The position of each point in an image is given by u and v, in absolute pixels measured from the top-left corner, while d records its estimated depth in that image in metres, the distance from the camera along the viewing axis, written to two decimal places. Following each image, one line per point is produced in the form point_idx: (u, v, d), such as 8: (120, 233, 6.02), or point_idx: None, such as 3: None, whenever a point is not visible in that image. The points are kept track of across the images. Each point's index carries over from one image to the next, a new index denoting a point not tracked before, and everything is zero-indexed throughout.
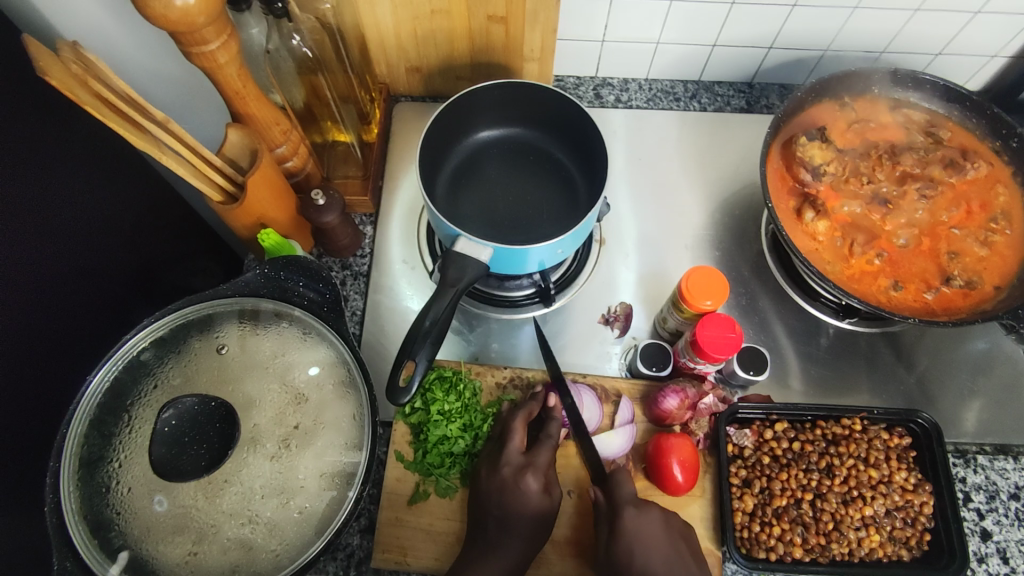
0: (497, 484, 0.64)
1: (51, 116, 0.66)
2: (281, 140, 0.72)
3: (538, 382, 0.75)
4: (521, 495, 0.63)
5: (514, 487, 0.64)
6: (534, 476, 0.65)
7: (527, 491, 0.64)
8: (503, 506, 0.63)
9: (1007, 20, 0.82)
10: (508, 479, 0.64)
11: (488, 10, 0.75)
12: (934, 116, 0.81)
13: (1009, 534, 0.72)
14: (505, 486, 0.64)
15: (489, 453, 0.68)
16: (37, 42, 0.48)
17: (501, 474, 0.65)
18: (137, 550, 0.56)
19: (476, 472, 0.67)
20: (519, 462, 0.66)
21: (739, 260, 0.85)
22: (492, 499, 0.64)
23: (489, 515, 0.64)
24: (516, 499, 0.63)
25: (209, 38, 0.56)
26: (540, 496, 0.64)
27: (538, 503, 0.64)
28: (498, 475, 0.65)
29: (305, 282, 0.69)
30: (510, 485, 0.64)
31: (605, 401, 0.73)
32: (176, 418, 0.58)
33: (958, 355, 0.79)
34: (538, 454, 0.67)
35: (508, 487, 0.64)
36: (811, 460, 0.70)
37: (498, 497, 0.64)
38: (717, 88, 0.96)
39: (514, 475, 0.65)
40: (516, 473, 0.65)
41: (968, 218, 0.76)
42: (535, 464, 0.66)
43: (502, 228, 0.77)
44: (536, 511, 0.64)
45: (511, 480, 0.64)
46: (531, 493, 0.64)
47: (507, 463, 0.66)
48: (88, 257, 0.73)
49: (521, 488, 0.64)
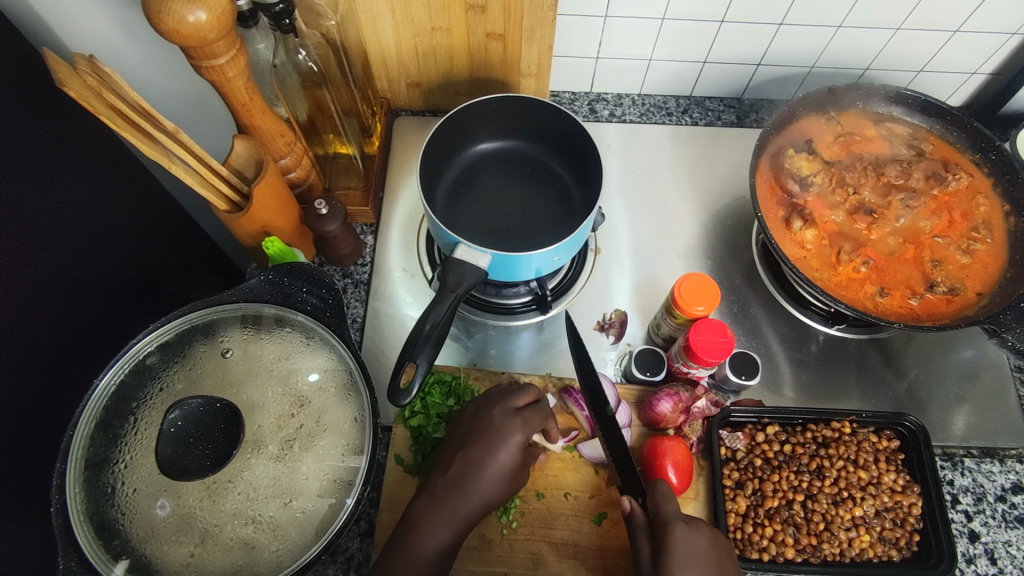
0: (481, 424, 0.67)
1: (60, 130, 0.69)
2: (285, 151, 0.74)
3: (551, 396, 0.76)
4: (499, 442, 0.65)
5: (497, 431, 0.66)
6: (517, 429, 0.66)
7: (507, 438, 0.65)
8: (478, 443, 0.65)
9: (985, 38, 0.86)
10: (495, 419, 0.67)
11: (487, 27, 0.78)
12: (916, 129, 0.84)
13: (996, 535, 0.73)
14: (492, 423, 0.66)
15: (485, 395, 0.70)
16: (56, 56, 0.50)
17: (490, 415, 0.67)
18: (140, 551, 0.56)
19: (461, 418, 0.69)
20: (510, 411, 0.68)
21: (731, 269, 0.87)
22: (468, 441, 0.66)
23: (459, 454, 0.65)
24: (493, 441, 0.65)
25: (219, 52, 0.59)
26: (514, 451, 0.65)
27: (512, 455, 0.65)
28: (488, 415, 0.67)
29: (308, 288, 0.71)
30: (495, 425, 0.66)
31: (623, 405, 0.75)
32: (182, 419, 0.60)
33: (944, 361, 0.81)
34: (531, 413, 0.68)
35: (493, 427, 0.66)
36: (801, 462, 0.72)
37: (478, 436, 0.66)
38: (708, 103, 0.99)
39: (502, 419, 0.67)
40: (504, 416, 0.67)
41: (950, 227, 0.79)
42: (524, 417, 0.67)
43: (501, 237, 0.79)
44: (507, 459, 0.65)
45: (500, 421, 0.66)
46: (511, 441, 0.65)
47: (499, 405, 0.68)
48: (92, 265, 0.74)
49: (503, 435, 0.65)
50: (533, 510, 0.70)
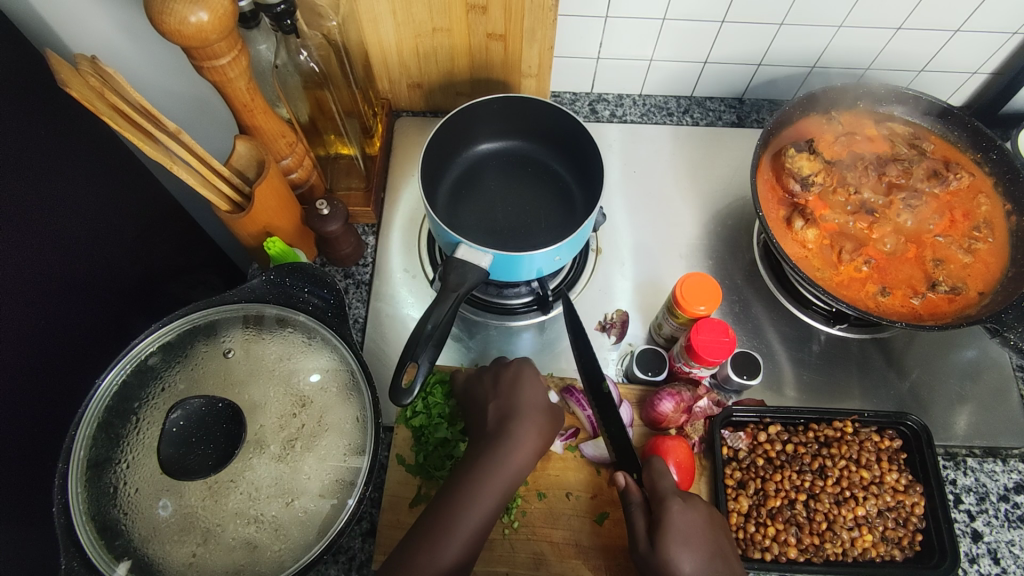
0: (490, 377, 0.70)
1: (62, 132, 0.69)
2: (287, 152, 0.74)
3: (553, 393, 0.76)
4: (516, 380, 0.69)
5: (510, 374, 0.70)
6: (525, 370, 0.70)
7: (521, 375, 0.70)
8: (498, 390, 0.68)
9: (986, 38, 0.86)
10: (500, 372, 0.70)
11: (488, 28, 0.79)
12: (917, 129, 0.84)
13: (999, 535, 0.73)
14: (499, 373, 0.70)
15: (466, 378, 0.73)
16: (59, 57, 0.50)
17: (491, 372, 0.71)
18: (142, 550, 0.56)
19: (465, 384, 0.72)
20: (504, 360, 0.73)
21: (733, 268, 0.87)
22: (490, 392, 0.69)
23: (491, 404, 0.67)
24: (512, 381, 0.69)
25: (221, 53, 0.59)
26: (536, 387, 0.69)
27: (537, 391, 0.69)
28: (487, 372, 0.71)
29: (310, 288, 0.71)
30: (502, 370, 0.70)
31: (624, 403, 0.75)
32: (185, 419, 0.60)
33: (946, 361, 0.81)
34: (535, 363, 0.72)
35: (500, 375, 0.70)
36: (803, 461, 0.72)
37: (495, 384, 0.69)
38: (709, 103, 1.00)
39: (502, 366, 0.71)
40: (504, 364, 0.71)
41: (952, 227, 0.79)
42: (527, 363, 0.72)
43: (502, 237, 0.79)
44: (535, 394, 0.68)
45: (503, 368, 0.71)
46: (528, 378, 0.69)
47: (494, 361, 0.72)
48: (94, 266, 0.74)
49: (516, 375, 0.70)
50: (534, 509, 0.70)
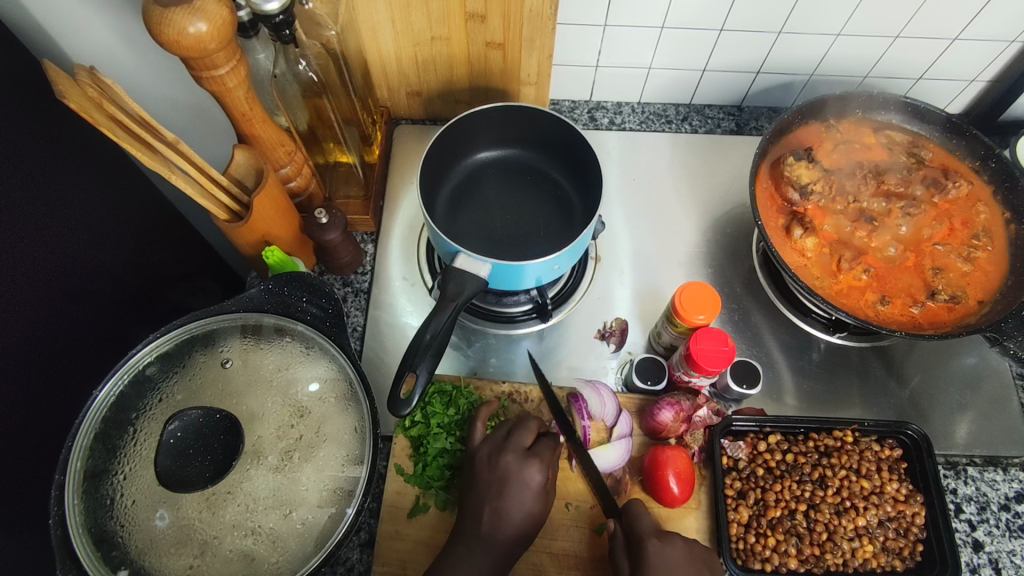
0: (500, 473, 0.66)
1: (59, 140, 0.69)
2: (285, 161, 0.74)
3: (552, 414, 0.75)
4: (522, 486, 0.65)
5: (517, 476, 0.65)
6: (535, 471, 0.66)
7: (527, 484, 0.65)
8: (497, 481, 0.65)
9: (983, 46, 0.86)
10: (511, 465, 0.66)
11: (486, 36, 0.79)
12: (916, 137, 0.84)
13: (1000, 545, 0.73)
14: (509, 472, 0.65)
15: (488, 440, 0.69)
16: (56, 67, 0.49)
17: (503, 462, 0.66)
18: (139, 563, 0.56)
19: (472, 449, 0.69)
20: (523, 452, 0.68)
21: (732, 277, 0.87)
22: (491, 490, 0.65)
23: (486, 504, 0.64)
24: (516, 489, 0.65)
25: (219, 62, 0.59)
26: (537, 495, 0.66)
27: (535, 502, 0.65)
28: (501, 462, 0.66)
29: (309, 297, 0.71)
30: (513, 472, 0.65)
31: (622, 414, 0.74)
32: (182, 430, 0.60)
33: (946, 368, 0.81)
34: (541, 448, 0.68)
35: (511, 474, 0.65)
36: (803, 471, 0.72)
37: (499, 485, 0.65)
38: (708, 111, 1.00)
39: (518, 462, 0.66)
40: (519, 461, 0.66)
41: (951, 235, 0.79)
42: (539, 457, 0.67)
43: (501, 245, 0.79)
44: (531, 506, 0.65)
45: (515, 467, 0.66)
46: (533, 484, 0.66)
47: (511, 450, 0.67)
48: (91, 274, 0.74)
49: (523, 478, 0.65)
50: None
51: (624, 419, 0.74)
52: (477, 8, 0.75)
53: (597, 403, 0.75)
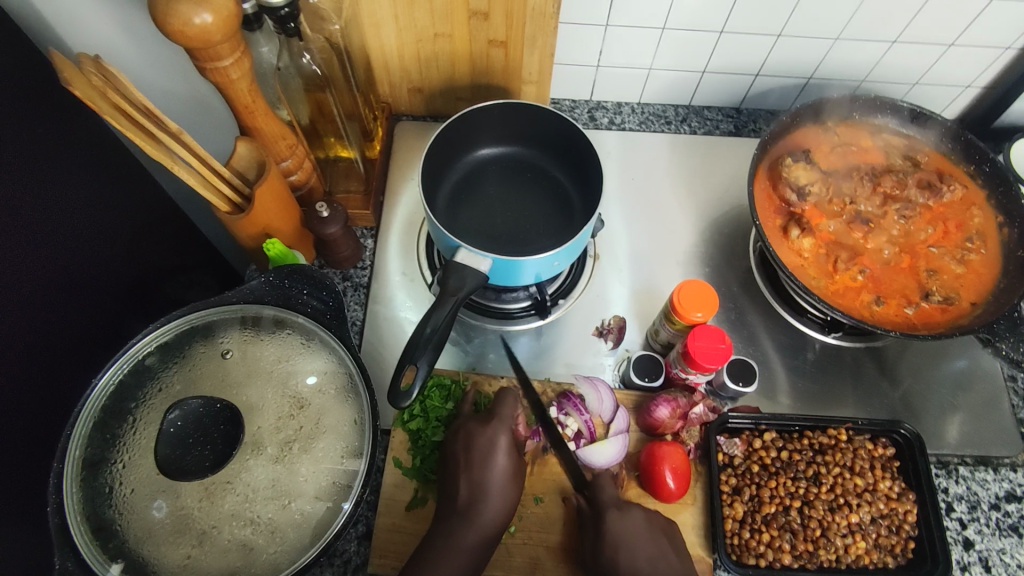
0: (464, 441, 0.68)
1: (58, 132, 0.69)
2: (287, 154, 0.74)
3: (549, 403, 0.76)
4: (489, 446, 0.67)
5: (482, 439, 0.68)
6: (500, 431, 0.68)
7: (494, 442, 0.67)
8: (473, 464, 0.66)
9: (978, 53, 0.87)
10: (474, 431, 0.68)
11: (489, 34, 0.79)
12: (911, 141, 0.85)
13: (990, 543, 0.74)
14: (474, 438, 0.68)
15: (462, 417, 0.72)
16: (61, 54, 0.49)
17: (466, 430, 0.69)
18: (136, 552, 0.56)
19: (460, 421, 0.71)
20: (485, 417, 0.70)
21: (729, 276, 0.88)
22: (461, 461, 0.67)
23: (461, 474, 0.66)
24: (483, 450, 0.67)
25: (223, 54, 0.59)
26: (509, 453, 0.67)
27: (507, 458, 0.67)
28: (464, 431, 0.69)
29: (309, 290, 0.71)
30: (478, 436, 0.68)
31: (619, 411, 0.75)
32: (182, 419, 0.60)
33: (938, 370, 0.82)
34: (504, 408, 0.70)
35: (476, 438, 0.68)
36: (799, 469, 0.72)
37: (467, 454, 0.67)
38: (706, 112, 1.00)
39: (481, 426, 0.69)
40: (482, 424, 0.69)
41: (944, 237, 0.80)
42: (500, 417, 0.69)
43: (502, 242, 0.80)
44: (506, 463, 0.67)
45: (478, 431, 0.68)
46: (501, 444, 0.67)
47: (472, 419, 0.70)
48: (87, 265, 0.73)
49: (487, 439, 0.67)
50: (531, 514, 0.70)
51: (623, 417, 0.74)
52: (480, 6, 0.75)
53: (596, 400, 0.75)
